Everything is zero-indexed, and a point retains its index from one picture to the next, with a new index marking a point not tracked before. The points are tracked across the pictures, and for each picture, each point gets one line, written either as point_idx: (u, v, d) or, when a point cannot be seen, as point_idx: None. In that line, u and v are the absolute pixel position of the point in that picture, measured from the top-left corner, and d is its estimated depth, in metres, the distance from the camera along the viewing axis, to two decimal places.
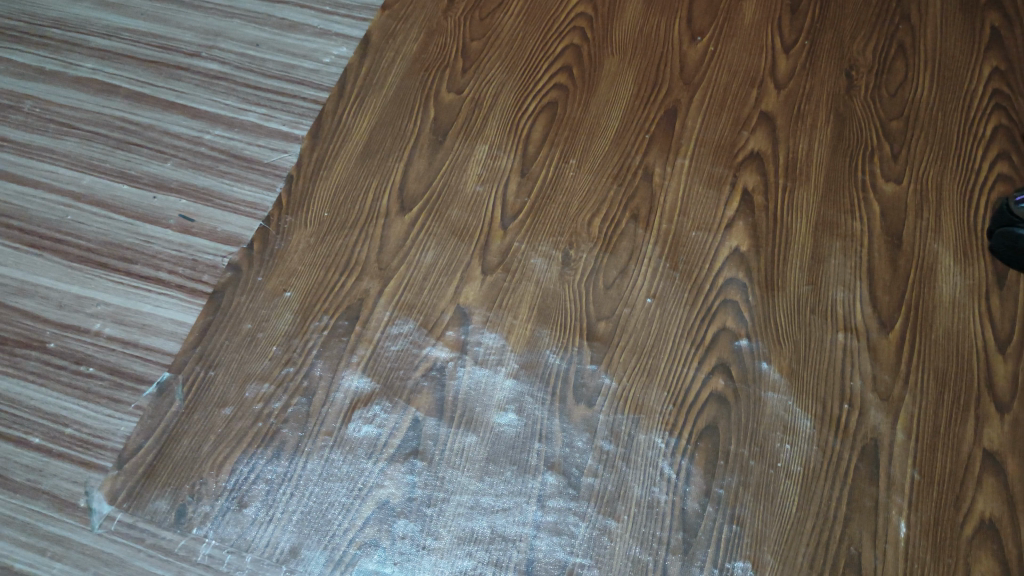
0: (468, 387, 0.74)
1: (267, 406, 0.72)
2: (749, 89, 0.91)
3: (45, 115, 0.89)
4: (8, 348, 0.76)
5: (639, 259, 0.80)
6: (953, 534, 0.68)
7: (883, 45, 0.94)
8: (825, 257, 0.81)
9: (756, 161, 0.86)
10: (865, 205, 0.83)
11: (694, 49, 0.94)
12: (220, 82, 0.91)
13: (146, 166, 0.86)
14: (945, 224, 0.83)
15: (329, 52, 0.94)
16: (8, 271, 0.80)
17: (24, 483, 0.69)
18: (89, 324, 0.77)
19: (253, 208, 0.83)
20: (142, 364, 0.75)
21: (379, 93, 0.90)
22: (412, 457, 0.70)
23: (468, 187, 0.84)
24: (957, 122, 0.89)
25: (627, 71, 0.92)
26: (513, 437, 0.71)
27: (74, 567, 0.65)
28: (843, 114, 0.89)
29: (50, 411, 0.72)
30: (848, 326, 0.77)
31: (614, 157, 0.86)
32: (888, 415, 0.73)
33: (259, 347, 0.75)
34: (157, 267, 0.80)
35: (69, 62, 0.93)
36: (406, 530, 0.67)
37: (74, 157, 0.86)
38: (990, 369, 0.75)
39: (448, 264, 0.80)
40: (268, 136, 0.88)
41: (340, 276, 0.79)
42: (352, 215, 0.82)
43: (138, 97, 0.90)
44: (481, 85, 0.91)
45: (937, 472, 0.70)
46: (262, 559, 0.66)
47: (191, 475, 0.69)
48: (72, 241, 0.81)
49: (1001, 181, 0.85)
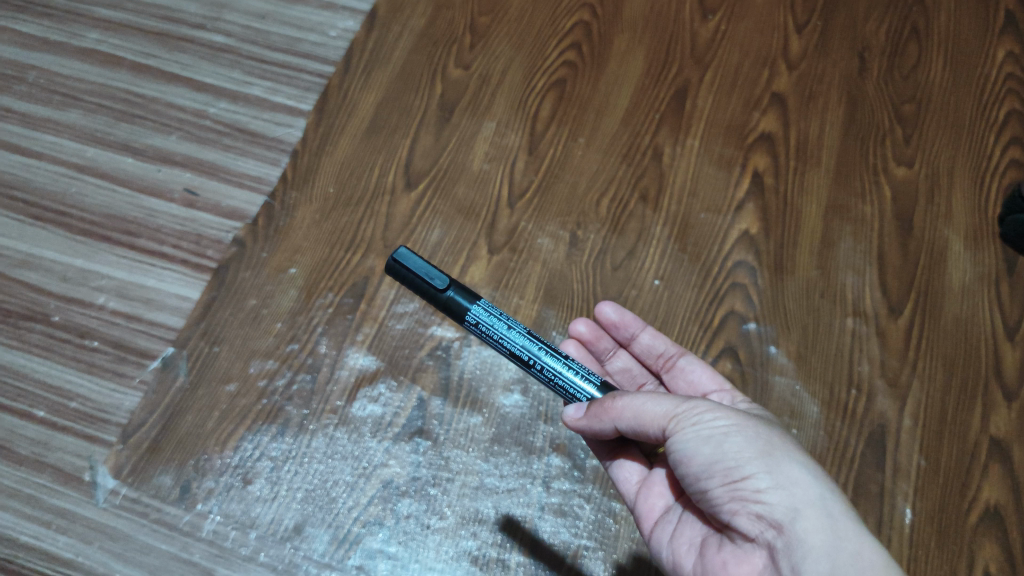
0: (473, 368, 0.73)
1: (272, 382, 0.72)
2: (761, 69, 0.89)
3: (49, 86, 0.88)
4: (12, 321, 0.75)
5: (647, 241, 0.79)
6: (959, 522, 0.67)
7: (896, 25, 0.92)
8: (834, 241, 0.80)
9: (767, 142, 0.85)
10: (876, 189, 0.82)
11: (706, 27, 0.92)
12: (225, 55, 0.90)
13: (151, 139, 0.85)
14: (956, 209, 0.82)
15: (335, 25, 0.93)
16: (11, 244, 0.79)
17: (29, 456, 0.69)
18: (94, 299, 0.76)
19: (258, 182, 0.82)
20: (146, 338, 0.74)
21: (385, 68, 0.89)
22: (416, 436, 0.70)
23: (474, 165, 0.84)
24: (971, 106, 0.87)
25: (637, 49, 0.91)
26: (519, 418, 0.71)
27: (79, 540, 0.65)
28: (855, 96, 0.88)
29: (55, 383, 0.72)
30: (857, 310, 0.76)
31: (623, 137, 0.85)
32: (896, 400, 0.72)
33: (264, 323, 0.75)
34: (161, 241, 0.79)
35: (72, 32, 0.91)
36: (411, 510, 0.67)
37: (78, 129, 0.85)
38: (998, 356, 0.74)
39: (454, 243, 0.79)
40: (273, 110, 0.87)
41: (345, 253, 0.78)
42: (357, 192, 0.82)
43: (143, 69, 0.89)
44: (489, 60, 0.90)
45: (942, 460, 0.70)
46: (266, 536, 0.66)
47: (195, 452, 0.69)
48: (76, 214, 0.80)
49: (1013, 166, 0.84)
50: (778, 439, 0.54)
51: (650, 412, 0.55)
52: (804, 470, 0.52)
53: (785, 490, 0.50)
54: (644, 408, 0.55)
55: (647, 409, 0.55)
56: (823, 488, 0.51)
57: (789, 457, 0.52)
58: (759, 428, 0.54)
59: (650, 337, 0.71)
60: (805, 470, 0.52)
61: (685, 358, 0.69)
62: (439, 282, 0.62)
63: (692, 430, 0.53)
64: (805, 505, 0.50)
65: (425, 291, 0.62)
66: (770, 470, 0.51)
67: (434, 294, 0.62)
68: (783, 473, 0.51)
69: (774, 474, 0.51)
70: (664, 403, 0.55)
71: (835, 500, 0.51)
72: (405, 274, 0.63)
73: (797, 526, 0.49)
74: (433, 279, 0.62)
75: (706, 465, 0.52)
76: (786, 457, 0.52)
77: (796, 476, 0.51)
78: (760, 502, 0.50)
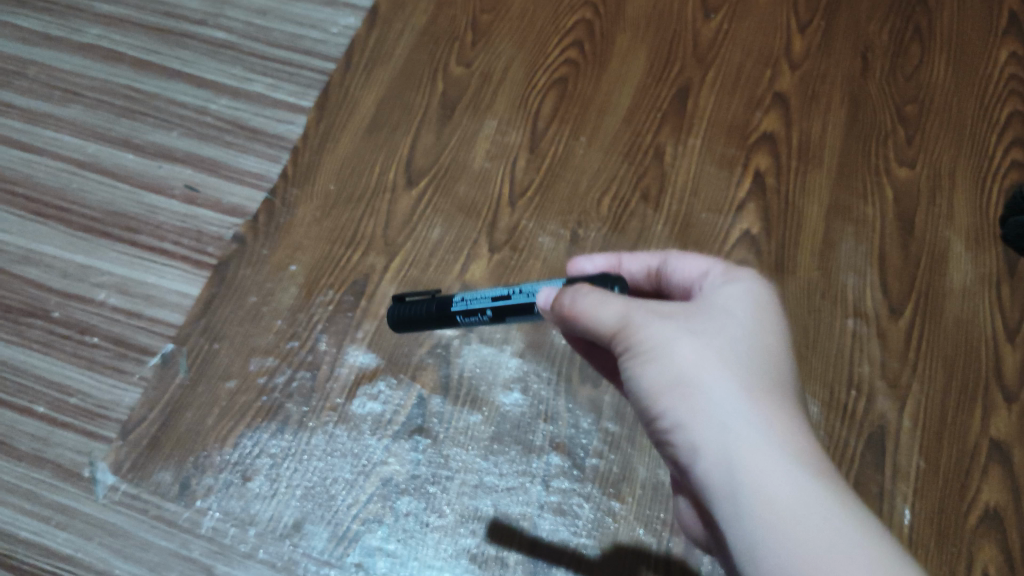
0: (473, 365, 0.73)
1: (271, 380, 0.72)
2: (763, 69, 0.89)
3: (49, 82, 0.88)
4: (11, 317, 0.75)
5: (648, 239, 0.79)
6: (959, 523, 0.67)
7: (899, 26, 0.92)
8: (836, 242, 0.80)
9: (768, 142, 0.85)
10: (877, 190, 0.82)
11: (708, 27, 0.92)
12: (226, 52, 0.90)
13: (152, 135, 0.85)
14: (957, 211, 0.82)
15: (337, 22, 0.92)
16: (12, 240, 0.79)
17: (29, 451, 0.69)
18: (94, 295, 0.76)
19: (259, 179, 0.82)
20: (146, 335, 0.74)
21: (387, 65, 0.89)
22: (416, 434, 0.70)
23: (475, 163, 0.83)
24: (973, 107, 0.87)
25: (639, 47, 0.90)
26: (519, 417, 0.71)
27: (78, 536, 0.65)
28: (857, 96, 0.87)
29: (54, 379, 0.72)
30: (858, 311, 0.76)
31: (624, 136, 0.85)
32: (895, 401, 0.72)
33: (264, 320, 0.75)
34: (161, 238, 0.79)
35: (74, 28, 0.91)
36: (410, 507, 0.67)
37: (78, 125, 0.85)
38: (998, 358, 0.74)
39: (455, 241, 0.79)
40: (274, 107, 0.87)
41: (346, 251, 0.78)
42: (358, 189, 0.82)
43: (144, 65, 0.89)
44: (490, 58, 0.90)
45: (943, 462, 0.70)
46: (265, 532, 0.66)
47: (195, 449, 0.69)
48: (76, 210, 0.80)
49: (1015, 168, 0.84)
50: (723, 375, 0.46)
51: (590, 327, 0.50)
52: (743, 414, 0.45)
53: (708, 433, 0.45)
54: (584, 319, 0.50)
55: (597, 324, 0.50)
56: (759, 434, 0.44)
57: (728, 397, 0.46)
58: (699, 361, 0.47)
59: (630, 260, 0.61)
60: (741, 413, 0.45)
61: (670, 259, 0.59)
62: (424, 305, 0.60)
63: (625, 356, 0.49)
64: (726, 451, 0.44)
65: (421, 314, 0.59)
66: (696, 411, 0.46)
67: (428, 311, 0.59)
68: (710, 416, 0.45)
69: (701, 416, 0.45)
70: (603, 319, 0.49)
71: (770, 451, 0.43)
72: (405, 316, 0.60)
73: (712, 471, 0.44)
74: (423, 304, 0.60)
75: (666, 390, 0.47)
76: (723, 395, 0.46)
77: (727, 420, 0.45)
78: (682, 442, 0.46)
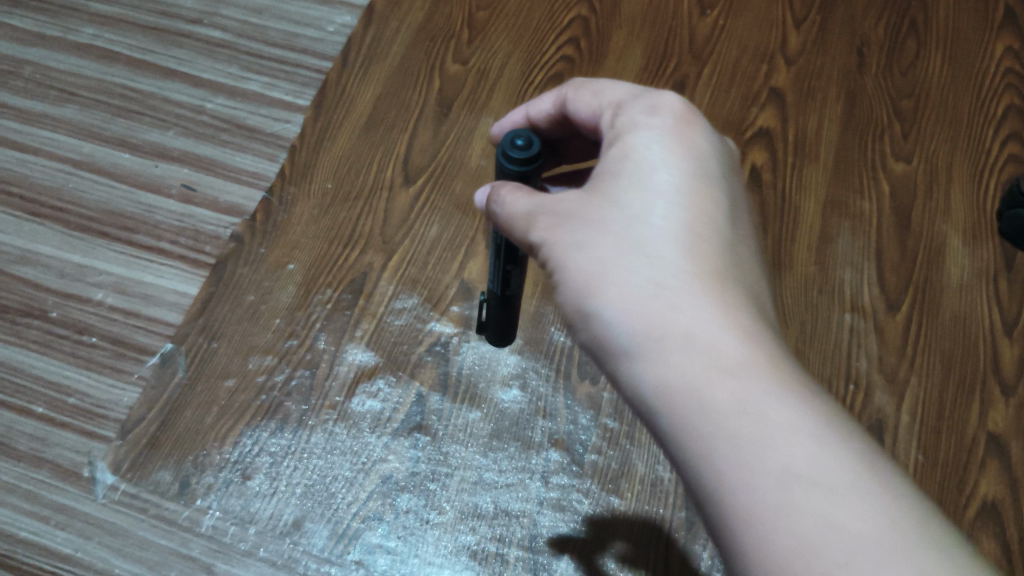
0: (472, 362, 0.74)
1: (271, 378, 0.72)
2: (759, 64, 0.89)
3: (45, 81, 0.88)
4: (9, 318, 0.75)
5: None
6: (958, 516, 0.67)
7: (894, 21, 0.92)
8: (833, 236, 0.80)
9: (765, 137, 0.85)
10: (874, 184, 0.83)
11: (703, 23, 0.92)
12: (223, 50, 0.90)
13: (148, 135, 0.85)
14: (954, 205, 0.82)
15: (333, 21, 0.93)
16: (8, 240, 0.79)
17: (27, 452, 0.69)
18: (92, 294, 0.76)
19: (257, 178, 0.82)
20: (145, 334, 0.74)
21: (383, 63, 0.89)
22: (416, 432, 0.70)
23: (473, 160, 0.84)
24: (969, 101, 0.87)
25: (635, 44, 0.91)
26: (518, 413, 0.71)
27: (78, 536, 0.65)
28: (854, 91, 0.87)
29: (53, 379, 0.72)
30: (855, 306, 0.76)
31: None
32: (894, 395, 0.72)
33: (262, 319, 0.75)
34: (159, 237, 0.79)
35: (69, 28, 0.91)
36: (410, 504, 0.67)
37: (74, 124, 0.85)
38: (996, 352, 0.74)
39: (453, 238, 0.80)
40: (270, 105, 0.86)
41: (344, 249, 0.78)
42: (356, 187, 0.82)
43: (140, 64, 0.89)
44: (487, 56, 0.90)
45: (941, 455, 0.70)
46: (265, 531, 0.66)
47: (195, 447, 0.69)
48: (73, 210, 0.80)
49: (1011, 162, 0.84)
50: (616, 270, 0.46)
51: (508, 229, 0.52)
52: (636, 308, 0.44)
53: (608, 331, 0.46)
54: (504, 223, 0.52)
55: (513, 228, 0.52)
56: (655, 326, 0.44)
57: (624, 290, 0.45)
58: (593, 257, 0.46)
59: (536, 108, 0.61)
60: (635, 307, 0.45)
61: (569, 93, 0.58)
62: None
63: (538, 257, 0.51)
64: (625, 347, 0.45)
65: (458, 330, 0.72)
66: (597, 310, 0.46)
67: None
68: (608, 313, 0.46)
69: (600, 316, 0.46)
70: (514, 220, 0.51)
71: (662, 344, 0.43)
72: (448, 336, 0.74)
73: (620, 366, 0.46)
74: None
75: (569, 291, 0.48)
76: (620, 290, 0.45)
77: (623, 317, 0.45)
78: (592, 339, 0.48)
